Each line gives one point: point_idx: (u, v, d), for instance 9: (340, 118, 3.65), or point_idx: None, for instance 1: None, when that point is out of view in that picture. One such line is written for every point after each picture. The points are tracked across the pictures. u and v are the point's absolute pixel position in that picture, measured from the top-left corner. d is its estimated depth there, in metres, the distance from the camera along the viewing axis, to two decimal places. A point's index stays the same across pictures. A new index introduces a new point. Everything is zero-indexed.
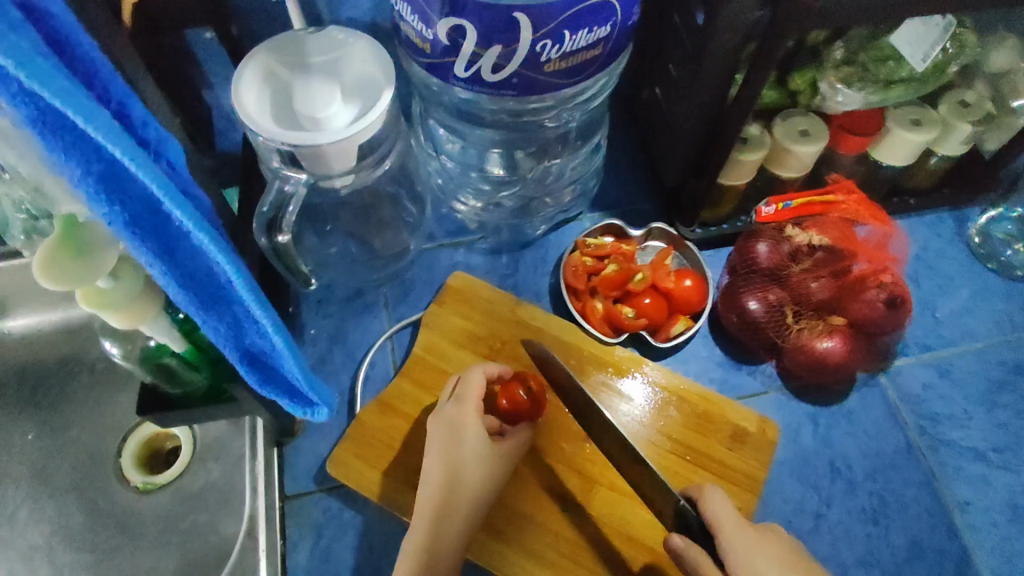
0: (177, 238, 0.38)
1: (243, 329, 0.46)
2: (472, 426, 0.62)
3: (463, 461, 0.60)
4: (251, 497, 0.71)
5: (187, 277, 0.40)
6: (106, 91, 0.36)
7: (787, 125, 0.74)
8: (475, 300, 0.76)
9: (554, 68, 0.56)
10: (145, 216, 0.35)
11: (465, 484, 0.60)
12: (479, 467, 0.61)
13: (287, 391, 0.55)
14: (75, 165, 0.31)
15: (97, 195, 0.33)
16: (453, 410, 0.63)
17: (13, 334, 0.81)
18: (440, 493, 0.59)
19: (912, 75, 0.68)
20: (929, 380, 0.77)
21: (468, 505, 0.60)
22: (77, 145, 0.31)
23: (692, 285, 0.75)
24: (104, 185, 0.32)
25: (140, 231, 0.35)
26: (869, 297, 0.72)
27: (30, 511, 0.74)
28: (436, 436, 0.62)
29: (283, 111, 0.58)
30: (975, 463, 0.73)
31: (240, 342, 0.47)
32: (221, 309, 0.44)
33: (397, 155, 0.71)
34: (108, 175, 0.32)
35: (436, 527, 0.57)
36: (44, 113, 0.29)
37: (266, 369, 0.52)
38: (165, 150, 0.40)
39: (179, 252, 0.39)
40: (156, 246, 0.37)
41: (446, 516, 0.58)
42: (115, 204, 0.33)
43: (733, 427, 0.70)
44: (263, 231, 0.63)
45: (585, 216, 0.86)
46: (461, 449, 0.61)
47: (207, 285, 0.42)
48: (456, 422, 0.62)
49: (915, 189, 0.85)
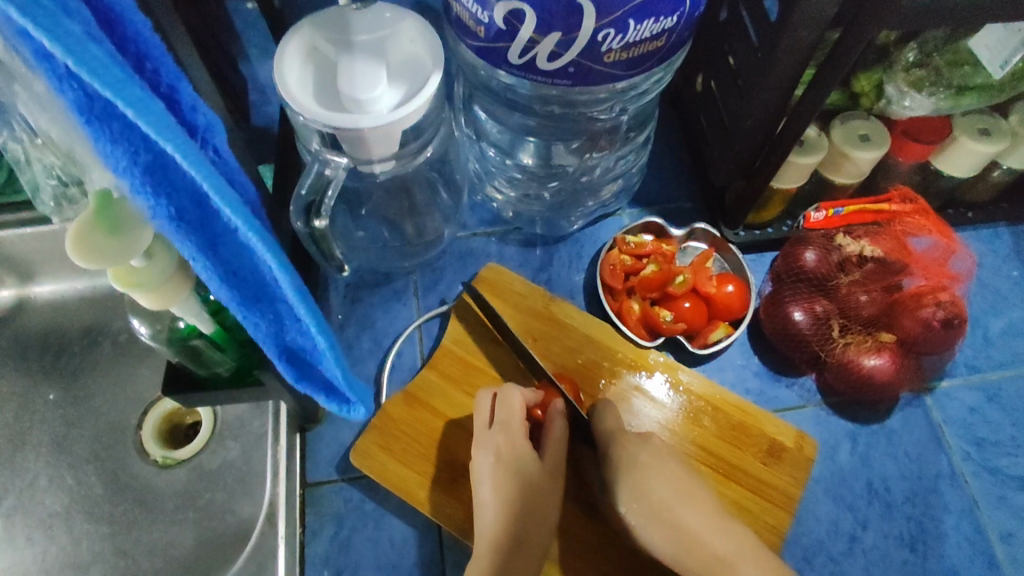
0: (223, 234, 0.36)
1: (284, 324, 0.44)
2: (522, 443, 0.62)
3: (524, 482, 0.60)
4: (273, 481, 0.70)
5: (232, 273, 0.38)
6: (157, 73, 0.34)
7: (846, 128, 0.70)
8: (507, 293, 0.74)
9: (614, 58, 0.53)
10: (192, 210, 0.33)
11: (531, 506, 0.59)
12: (539, 488, 0.60)
13: (324, 387, 0.53)
14: (121, 155, 0.29)
15: (142, 186, 0.30)
16: (500, 435, 0.62)
17: (41, 298, 0.81)
18: (504, 521, 0.58)
19: (988, 82, 0.64)
20: (975, 404, 0.74)
21: (535, 532, 0.59)
22: (124, 134, 0.29)
23: (735, 291, 0.72)
24: (150, 177, 0.30)
25: (185, 226, 0.33)
26: (925, 315, 0.69)
27: (50, 479, 0.74)
28: (485, 466, 0.61)
29: (328, 92, 0.55)
30: (1020, 493, 0.70)
31: (280, 337, 0.46)
32: (264, 307, 0.42)
33: (438, 141, 0.68)
34: (154, 167, 0.30)
35: (506, 558, 0.56)
36: (93, 101, 0.28)
37: (304, 364, 0.50)
38: (212, 137, 0.37)
39: (223, 249, 0.36)
40: (202, 241, 0.35)
41: (517, 547, 0.57)
42: (161, 197, 0.31)
43: (770, 441, 0.68)
44: (300, 215, 0.61)
45: (625, 212, 0.83)
46: (520, 471, 0.60)
47: (251, 282, 0.40)
48: (504, 447, 0.62)
49: (973, 202, 0.81)
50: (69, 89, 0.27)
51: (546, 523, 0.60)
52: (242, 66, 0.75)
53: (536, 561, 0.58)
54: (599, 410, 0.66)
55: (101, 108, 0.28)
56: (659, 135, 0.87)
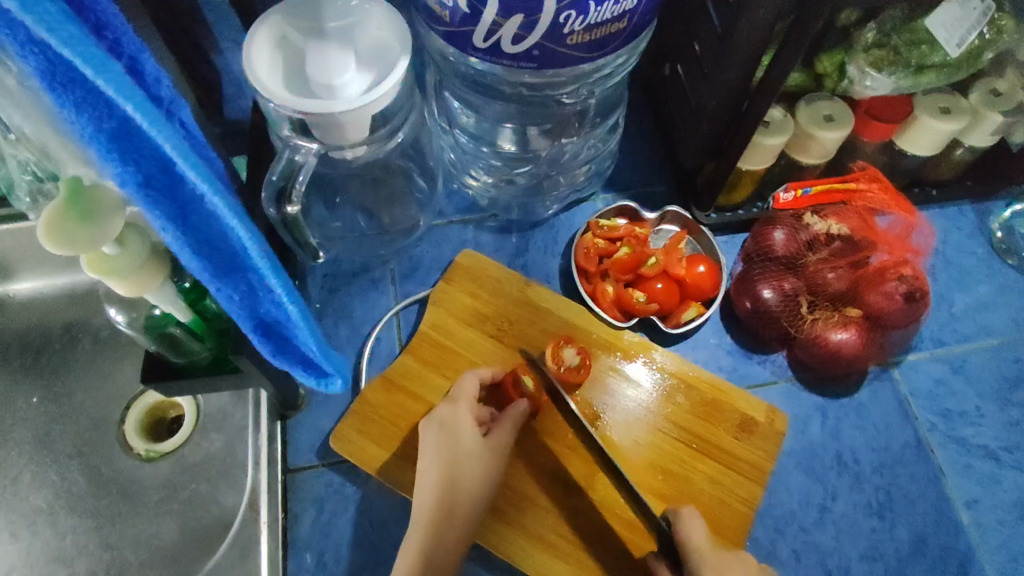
0: (193, 202, 0.36)
1: (258, 297, 0.44)
2: (464, 418, 0.63)
3: (459, 455, 0.61)
4: (255, 469, 0.71)
5: (203, 244, 0.38)
6: (117, 44, 0.34)
7: (810, 110, 0.72)
8: (483, 278, 0.75)
9: (577, 40, 0.54)
10: (159, 177, 0.33)
11: (464, 479, 0.60)
12: (472, 464, 0.61)
13: (302, 361, 0.54)
14: (84, 120, 0.30)
15: (108, 153, 0.31)
16: (446, 409, 0.64)
17: (19, 297, 0.81)
18: (440, 492, 0.59)
19: (945, 60, 0.65)
20: (942, 376, 0.75)
21: (468, 506, 0.60)
22: (88, 99, 0.30)
23: (706, 271, 0.74)
24: (115, 143, 0.31)
25: (154, 193, 0.33)
26: (889, 289, 0.71)
27: (33, 475, 0.74)
28: (430, 436, 0.63)
29: (297, 79, 0.56)
30: (985, 461, 0.72)
31: (254, 311, 0.46)
32: (237, 278, 0.42)
33: (410, 127, 0.69)
34: (120, 133, 0.31)
35: (437, 530, 0.58)
36: (55, 68, 0.30)
37: (281, 340, 0.50)
38: (178, 109, 0.38)
39: (193, 218, 0.36)
40: (170, 210, 0.35)
41: (448, 519, 0.59)
42: (127, 163, 0.32)
43: (741, 416, 0.70)
44: (272, 201, 0.61)
45: (599, 197, 0.84)
46: (458, 445, 0.62)
47: (223, 252, 0.40)
48: (451, 419, 0.63)
49: (938, 180, 0.83)
50: (34, 55, 0.29)
51: (480, 497, 0.61)
52: (215, 59, 0.76)
53: (463, 534, 0.59)
54: (684, 521, 0.58)
55: (64, 74, 0.30)
56: (632, 121, 0.88)
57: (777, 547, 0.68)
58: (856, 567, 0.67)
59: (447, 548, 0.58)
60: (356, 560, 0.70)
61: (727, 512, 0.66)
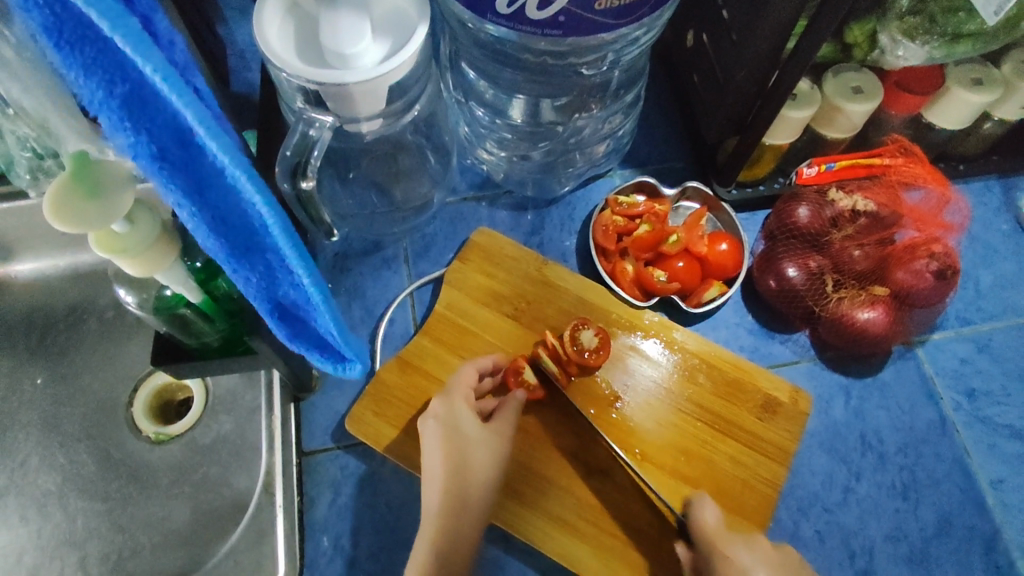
0: (211, 176, 0.33)
1: (275, 279, 0.42)
2: (464, 411, 0.61)
3: (463, 446, 0.59)
4: (268, 451, 0.70)
5: (220, 221, 0.35)
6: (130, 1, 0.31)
7: (838, 82, 0.70)
8: (499, 257, 0.73)
9: (605, 5, 0.51)
10: (174, 149, 0.31)
11: (471, 470, 0.59)
12: (480, 452, 0.60)
13: (318, 345, 0.51)
14: (97, 84, 0.28)
15: (119, 122, 0.28)
16: (442, 405, 0.61)
17: (20, 277, 0.79)
18: (449, 486, 0.58)
19: (982, 28, 0.62)
20: (967, 355, 0.74)
21: (479, 499, 0.59)
22: (99, 59, 0.27)
23: (728, 249, 0.72)
24: (128, 111, 0.28)
25: (169, 166, 0.31)
26: (918, 267, 0.69)
27: (41, 458, 0.73)
28: (430, 432, 0.60)
29: (313, 47, 0.53)
30: (1010, 441, 0.71)
31: (271, 294, 0.43)
32: (254, 258, 0.39)
33: (426, 99, 0.67)
34: (132, 99, 0.28)
35: (449, 525, 0.56)
36: (63, 22, 0.27)
37: (296, 320, 0.48)
38: (192, 76, 0.35)
39: (211, 194, 0.34)
40: (186, 183, 0.32)
41: (459, 511, 0.57)
42: (141, 133, 0.29)
43: (765, 396, 0.68)
44: (286, 177, 0.59)
45: (616, 172, 0.82)
46: (461, 436, 0.60)
47: (240, 230, 0.37)
48: (448, 415, 0.61)
49: (964, 154, 0.81)
50: (37, 8, 0.27)
51: (487, 488, 0.59)
52: (220, 29, 0.73)
53: (478, 524, 0.58)
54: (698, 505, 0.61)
55: (71, 33, 0.27)
56: (650, 95, 0.86)
57: (800, 528, 0.67)
58: (880, 548, 0.66)
59: (462, 539, 0.57)
60: (374, 541, 0.69)
61: (751, 494, 0.65)
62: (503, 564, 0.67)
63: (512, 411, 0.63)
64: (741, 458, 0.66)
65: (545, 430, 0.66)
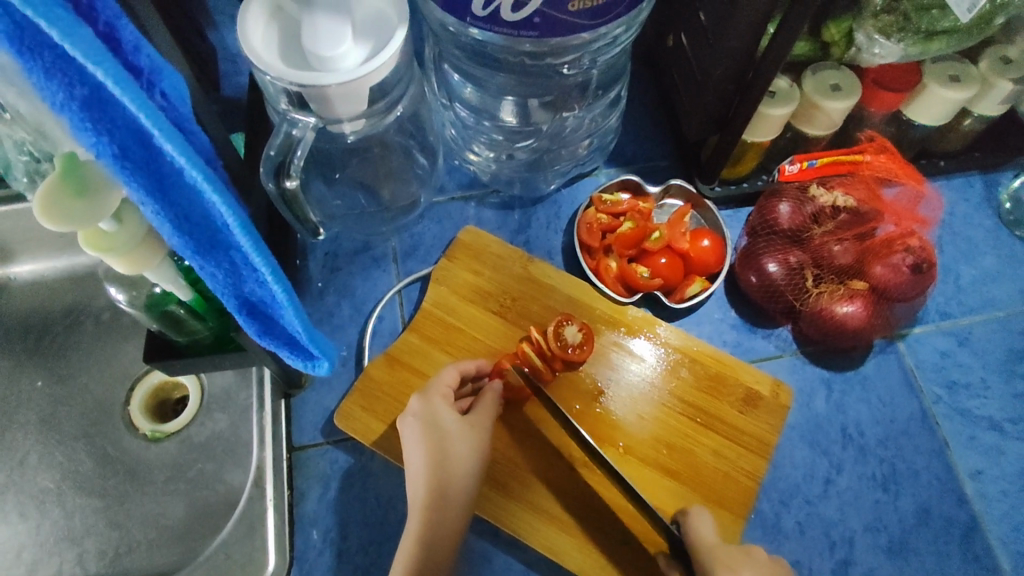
0: (171, 175, 0.35)
1: (241, 275, 0.44)
2: (442, 407, 0.62)
3: (443, 439, 0.60)
4: (260, 447, 0.71)
5: (183, 219, 0.37)
6: (93, 9, 0.33)
7: (817, 79, 0.70)
8: (485, 254, 0.74)
9: (578, 6, 0.53)
10: (135, 149, 0.33)
11: (452, 462, 0.60)
12: (459, 444, 0.61)
13: (287, 342, 0.53)
14: (57, 88, 0.29)
15: (81, 122, 0.30)
16: (420, 402, 0.62)
17: (20, 280, 0.80)
18: (430, 480, 0.59)
19: (956, 26, 0.63)
20: (947, 348, 0.75)
21: (462, 492, 0.60)
22: (59, 64, 0.29)
23: (710, 246, 0.73)
24: (88, 113, 0.30)
25: (131, 165, 0.33)
26: (895, 261, 0.70)
27: (40, 457, 0.74)
28: (410, 430, 0.61)
29: (295, 51, 0.54)
30: (989, 432, 0.72)
31: (238, 290, 0.45)
32: (219, 255, 0.41)
33: (409, 100, 0.69)
34: (93, 101, 0.30)
35: (432, 518, 0.58)
36: (22, 30, 0.28)
37: (266, 318, 0.50)
38: (159, 79, 0.36)
39: (173, 192, 0.36)
40: (148, 182, 0.34)
41: (441, 503, 0.58)
42: (102, 134, 0.31)
43: (746, 390, 0.69)
44: (270, 176, 0.61)
45: (601, 171, 0.83)
46: (442, 431, 0.61)
47: (204, 228, 0.39)
48: (427, 412, 0.62)
49: (946, 151, 0.82)
50: None
51: (470, 480, 0.60)
52: (210, 35, 0.74)
53: (461, 516, 0.59)
54: (697, 523, 0.60)
55: (32, 39, 0.29)
56: (636, 95, 0.87)
57: (782, 519, 0.68)
58: (861, 539, 0.67)
59: (445, 531, 0.58)
60: (362, 534, 0.70)
61: (733, 485, 0.66)
62: (489, 556, 0.68)
63: (490, 404, 0.64)
64: (723, 451, 0.67)
65: (526, 425, 0.67)
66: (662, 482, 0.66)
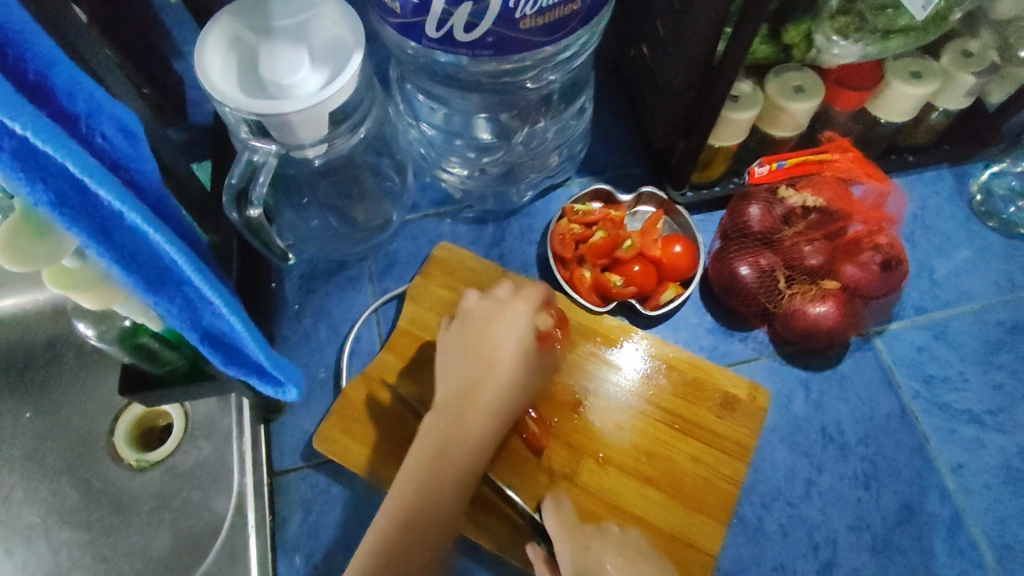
0: (113, 219, 0.35)
1: (197, 310, 0.44)
2: (503, 317, 0.64)
3: (493, 347, 0.62)
4: (241, 473, 0.71)
5: (131, 258, 0.37)
6: (21, 58, 0.33)
7: (780, 82, 0.71)
8: (460, 270, 0.74)
9: (531, 24, 0.53)
10: (73, 196, 0.33)
11: (493, 375, 0.60)
12: (501, 360, 0.61)
13: (255, 371, 0.53)
14: None
15: (13, 172, 0.30)
16: (484, 305, 0.64)
17: (0, 315, 0.80)
18: (467, 380, 0.60)
19: (912, 24, 0.63)
20: (923, 342, 0.75)
21: (490, 407, 0.60)
22: None
23: (682, 252, 0.73)
24: (19, 163, 0.30)
25: (70, 211, 0.33)
26: (864, 260, 0.71)
27: (24, 492, 0.74)
28: (462, 330, 0.64)
29: (252, 80, 0.54)
30: (969, 425, 0.72)
31: (197, 325, 0.45)
32: (171, 291, 0.41)
33: (373, 121, 0.69)
34: (23, 152, 0.30)
35: (453, 419, 0.58)
36: None
37: (229, 350, 0.49)
38: (99, 121, 0.37)
39: (116, 233, 0.36)
40: (90, 226, 0.34)
41: (463, 409, 0.59)
42: (36, 183, 0.31)
43: (724, 395, 0.69)
44: (233, 206, 0.61)
45: (574, 181, 0.84)
46: (493, 338, 0.62)
47: (153, 264, 0.39)
48: (485, 316, 0.64)
49: (914, 146, 0.83)
50: None
51: (500, 398, 0.60)
52: None
53: (480, 429, 0.59)
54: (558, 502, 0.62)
55: None
56: (604, 104, 0.87)
57: (764, 522, 0.68)
58: (844, 539, 0.67)
59: (463, 434, 0.58)
60: (345, 557, 0.70)
61: (713, 491, 0.66)
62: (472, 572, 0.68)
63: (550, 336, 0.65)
64: (700, 458, 0.67)
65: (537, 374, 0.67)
66: (640, 491, 0.66)
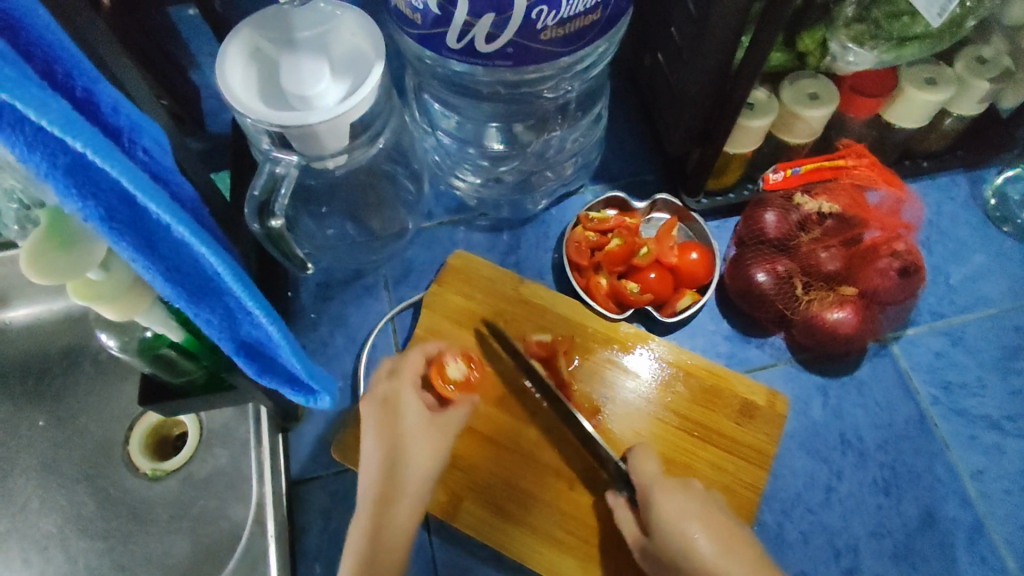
0: (158, 232, 0.36)
1: (236, 319, 0.44)
2: (406, 395, 0.63)
3: (397, 433, 0.61)
4: (259, 482, 0.71)
5: (174, 270, 0.38)
6: (69, 76, 0.34)
7: (795, 89, 0.71)
8: (476, 278, 0.74)
9: (551, 35, 0.53)
10: (122, 210, 0.33)
11: (408, 462, 0.60)
12: (416, 442, 0.61)
13: (288, 379, 0.54)
14: (40, 159, 0.29)
15: (66, 188, 0.31)
16: (385, 384, 0.64)
17: (15, 324, 0.80)
18: (382, 468, 0.60)
19: (927, 31, 0.63)
20: (940, 348, 0.75)
21: (414, 493, 0.60)
22: (39, 137, 0.29)
23: (698, 259, 0.74)
24: (73, 178, 0.30)
25: (118, 226, 0.33)
26: (882, 266, 0.71)
27: (41, 501, 0.74)
28: (371, 414, 0.63)
29: (274, 92, 0.55)
30: (988, 431, 0.72)
31: (235, 334, 0.45)
32: (212, 300, 0.42)
33: (390, 131, 0.69)
34: (76, 167, 0.31)
35: (380, 514, 0.58)
36: None
37: (264, 358, 0.50)
38: (141, 136, 0.37)
39: (161, 246, 0.36)
40: (137, 240, 0.35)
41: (390, 501, 0.58)
42: (87, 198, 0.31)
43: (743, 401, 0.69)
44: (255, 217, 0.61)
45: (588, 188, 0.84)
46: (399, 420, 0.62)
47: (195, 275, 0.39)
48: (392, 395, 0.63)
49: (928, 151, 0.83)
50: None
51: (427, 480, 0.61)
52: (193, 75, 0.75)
53: (414, 515, 0.59)
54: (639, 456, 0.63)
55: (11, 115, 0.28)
56: (618, 111, 0.87)
57: (785, 529, 0.68)
58: (865, 545, 0.67)
59: (395, 523, 0.58)
60: None
61: (735, 497, 0.66)
62: None
63: (464, 407, 0.65)
64: (721, 463, 0.67)
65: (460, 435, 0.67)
66: None
